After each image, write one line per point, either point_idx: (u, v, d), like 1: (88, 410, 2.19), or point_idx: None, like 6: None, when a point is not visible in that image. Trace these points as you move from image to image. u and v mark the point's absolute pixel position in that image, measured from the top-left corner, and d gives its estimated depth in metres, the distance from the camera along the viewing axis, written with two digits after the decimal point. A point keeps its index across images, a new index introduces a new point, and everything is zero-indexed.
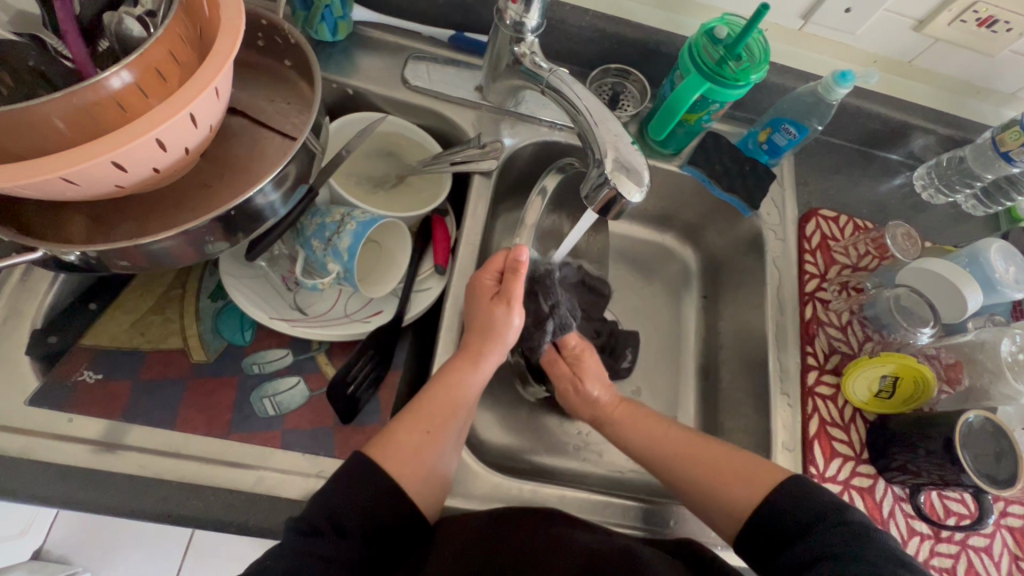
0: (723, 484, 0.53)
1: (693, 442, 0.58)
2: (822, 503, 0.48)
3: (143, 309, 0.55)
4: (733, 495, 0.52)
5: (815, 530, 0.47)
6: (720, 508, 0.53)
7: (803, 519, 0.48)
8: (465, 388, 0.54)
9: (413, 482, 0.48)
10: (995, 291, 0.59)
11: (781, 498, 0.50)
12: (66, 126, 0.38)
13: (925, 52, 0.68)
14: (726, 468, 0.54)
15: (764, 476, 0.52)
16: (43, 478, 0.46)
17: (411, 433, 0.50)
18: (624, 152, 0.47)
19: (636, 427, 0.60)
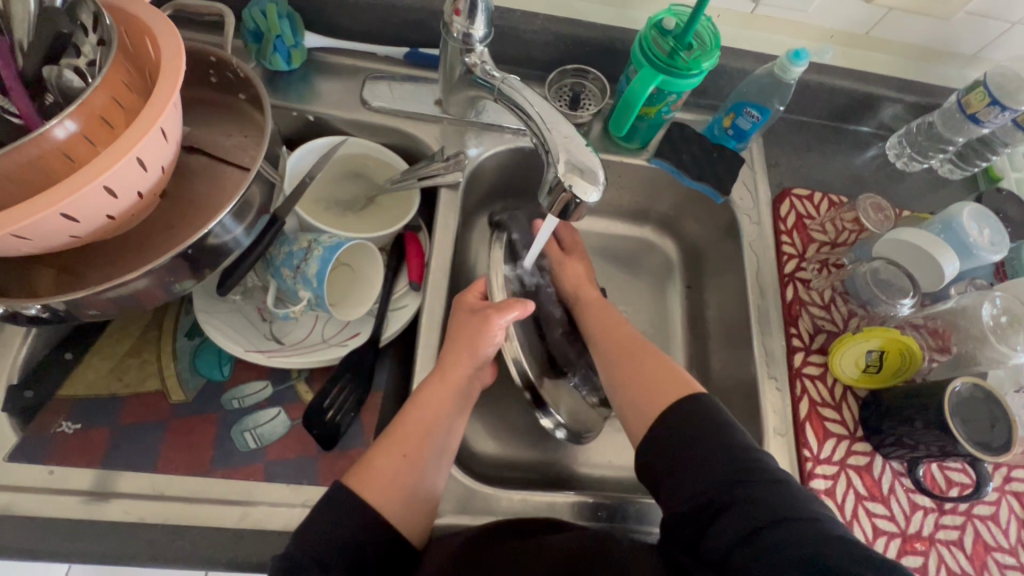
0: (642, 393, 0.55)
1: (659, 363, 0.57)
2: (722, 423, 0.49)
3: (119, 354, 0.55)
4: (644, 403, 0.54)
5: (718, 449, 0.46)
6: (634, 409, 0.55)
7: (692, 438, 0.48)
8: (435, 408, 0.54)
9: (391, 502, 0.48)
10: (972, 256, 0.58)
11: (679, 410, 0.50)
12: (15, 183, 0.39)
13: (881, 22, 0.68)
14: (660, 379, 0.55)
15: (684, 385, 0.54)
16: (28, 533, 0.46)
17: (388, 454, 0.50)
18: (575, 152, 0.47)
19: (598, 316, 0.65)
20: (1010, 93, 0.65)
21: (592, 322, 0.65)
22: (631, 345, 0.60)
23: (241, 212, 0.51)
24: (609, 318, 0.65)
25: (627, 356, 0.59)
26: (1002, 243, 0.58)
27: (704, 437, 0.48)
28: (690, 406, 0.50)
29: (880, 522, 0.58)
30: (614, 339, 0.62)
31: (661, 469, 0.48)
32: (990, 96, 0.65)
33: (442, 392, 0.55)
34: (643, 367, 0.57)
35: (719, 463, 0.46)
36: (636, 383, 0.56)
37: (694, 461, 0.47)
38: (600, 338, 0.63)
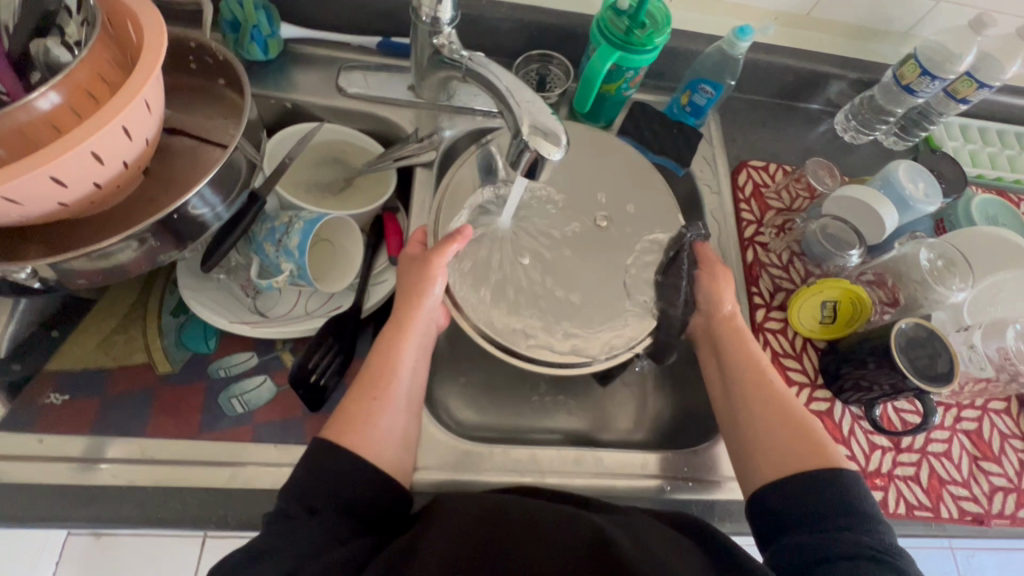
0: (778, 436, 0.52)
1: (798, 419, 0.53)
2: (856, 508, 0.45)
3: (106, 331, 0.57)
4: (779, 452, 0.51)
5: (835, 522, 0.45)
6: (761, 451, 0.52)
7: (821, 500, 0.46)
8: (395, 354, 0.55)
9: (373, 450, 0.49)
10: (909, 207, 0.64)
11: (804, 485, 0.47)
12: (4, 151, 0.41)
13: (820, 3, 0.73)
14: (804, 438, 0.51)
15: (824, 457, 0.49)
16: (18, 500, 0.47)
17: (356, 404, 0.51)
18: (539, 117, 0.50)
19: (739, 350, 0.60)
20: (938, 64, 0.70)
21: (735, 351, 0.60)
22: (771, 391, 0.56)
23: (222, 187, 0.53)
24: (751, 353, 0.59)
25: (766, 403, 0.55)
26: (936, 195, 0.64)
27: (827, 510, 0.46)
28: (818, 482, 0.47)
29: (842, 461, 0.61)
30: (756, 379, 0.57)
31: (773, 524, 0.48)
32: (920, 67, 0.71)
33: (401, 343, 0.55)
34: (786, 412, 0.54)
35: (827, 527, 0.45)
36: (766, 434, 0.53)
37: (805, 527, 0.45)
38: (728, 363, 0.59)
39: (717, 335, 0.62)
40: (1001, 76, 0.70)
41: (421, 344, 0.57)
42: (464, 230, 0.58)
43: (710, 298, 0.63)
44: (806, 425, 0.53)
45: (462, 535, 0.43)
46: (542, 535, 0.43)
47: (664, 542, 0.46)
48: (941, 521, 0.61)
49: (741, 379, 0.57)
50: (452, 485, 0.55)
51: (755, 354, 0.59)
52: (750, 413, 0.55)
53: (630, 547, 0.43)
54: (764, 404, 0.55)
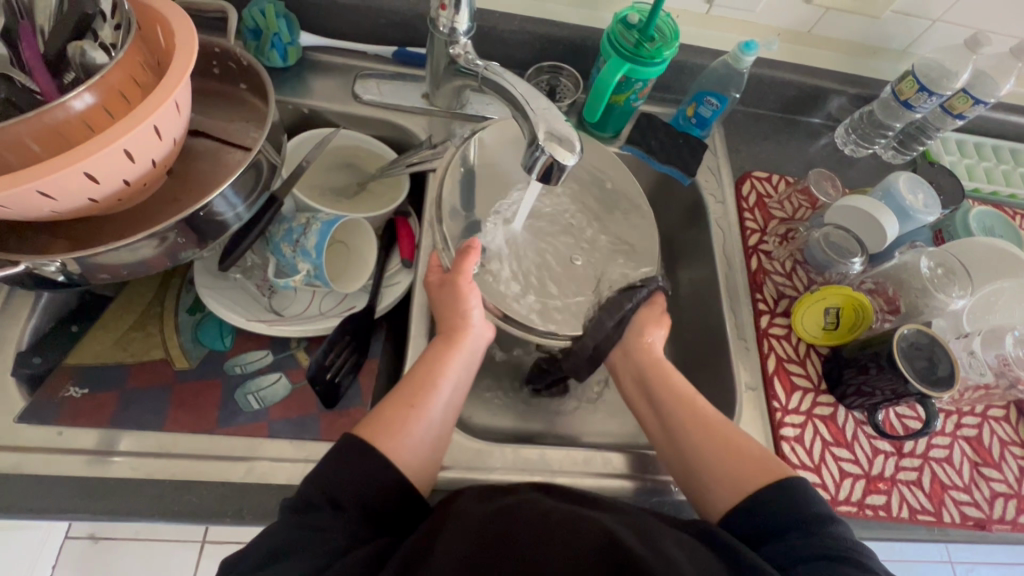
0: (723, 468, 0.52)
1: (734, 439, 0.54)
2: (808, 511, 0.46)
3: (124, 327, 0.58)
4: (731, 480, 0.51)
5: (801, 530, 0.45)
6: (713, 487, 0.52)
7: (782, 515, 0.46)
8: (439, 369, 0.56)
9: (406, 456, 0.49)
10: (909, 217, 0.66)
11: (757, 507, 0.48)
12: (41, 148, 0.42)
13: (820, 22, 0.76)
14: (747, 457, 0.52)
15: (768, 472, 0.50)
16: (38, 492, 0.47)
17: (397, 411, 0.52)
18: (555, 124, 0.52)
19: (662, 380, 0.60)
20: (935, 81, 0.73)
21: (659, 387, 0.60)
22: (704, 416, 0.56)
23: (244, 188, 0.54)
24: (674, 381, 0.60)
25: (705, 432, 0.55)
26: (936, 205, 0.66)
27: (792, 522, 0.46)
28: (778, 494, 0.48)
29: (845, 465, 0.62)
30: (690, 413, 0.57)
31: (742, 548, 0.47)
32: (919, 83, 0.73)
33: (446, 356, 0.57)
34: (722, 435, 0.54)
35: (796, 538, 0.44)
36: (709, 465, 0.53)
37: (780, 539, 0.45)
38: (650, 389, 0.60)
39: (643, 372, 0.62)
40: (995, 93, 0.73)
41: (469, 360, 0.59)
42: (475, 243, 0.59)
43: (631, 337, 0.64)
44: (744, 441, 0.54)
45: (472, 538, 0.43)
46: (558, 537, 0.43)
47: (676, 541, 0.45)
48: (943, 526, 0.62)
49: (682, 416, 0.57)
50: (464, 483, 0.56)
51: (682, 386, 0.59)
52: (687, 448, 0.55)
53: (643, 549, 0.42)
54: (705, 437, 0.54)
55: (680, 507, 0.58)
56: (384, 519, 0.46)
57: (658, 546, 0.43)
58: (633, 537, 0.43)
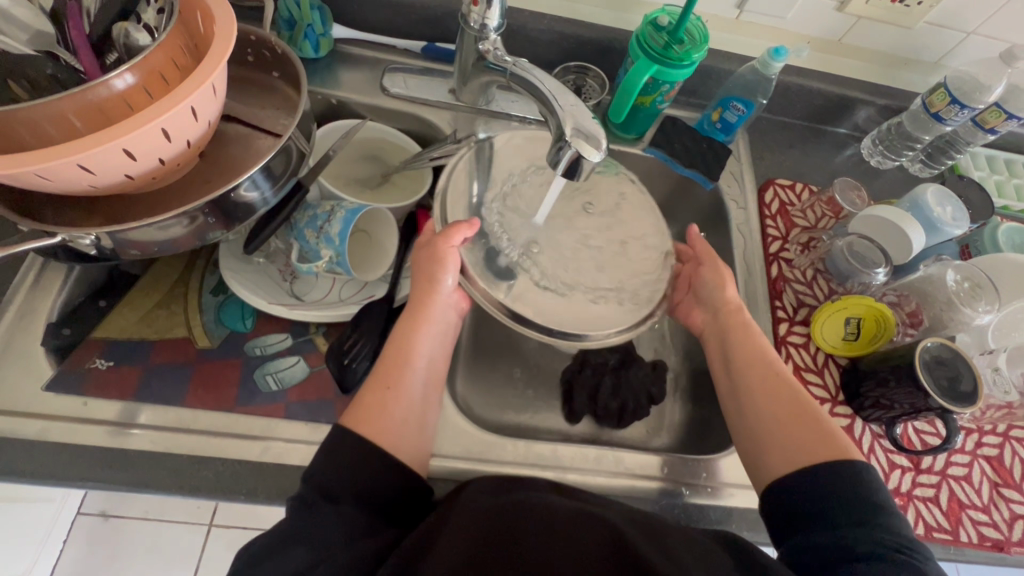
0: (788, 436, 0.51)
1: (808, 414, 0.52)
2: (866, 500, 0.45)
3: (149, 305, 0.59)
4: (794, 449, 0.50)
5: (848, 517, 0.44)
6: (768, 453, 0.52)
7: (834, 500, 0.45)
8: (411, 342, 0.55)
9: (391, 439, 0.49)
10: (936, 229, 0.65)
11: (798, 483, 0.47)
12: (83, 124, 0.44)
13: (851, 31, 0.75)
14: (815, 434, 0.50)
15: (832, 451, 0.49)
16: (62, 460, 0.48)
17: (371, 393, 0.51)
18: (582, 120, 0.52)
19: (739, 333, 0.60)
20: (967, 93, 0.72)
21: (736, 340, 0.60)
22: (780, 382, 0.55)
23: (273, 173, 0.55)
24: (749, 337, 0.59)
25: (774, 395, 0.55)
26: (964, 219, 0.65)
27: (836, 506, 0.45)
28: (821, 478, 0.46)
29: None
30: (758, 370, 0.57)
31: (787, 519, 0.47)
32: (950, 96, 0.72)
33: (417, 330, 0.56)
34: (799, 407, 0.53)
35: (842, 523, 0.44)
36: (769, 426, 0.53)
37: (822, 522, 0.44)
38: (724, 339, 0.61)
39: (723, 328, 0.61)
40: None
41: (443, 326, 0.59)
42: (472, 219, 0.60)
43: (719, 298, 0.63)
44: (807, 413, 0.53)
45: (484, 526, 0.43)
46: (566, 530, 0.43)
47: (688, 548, 0.45)
48: (959, 545, 0.61)
49: (749, 374, 0.57)
50: (473, 474, 0.56)
51: (757, 343, 0.59)
52: (747, 407, 0.55)
53: (646, 545, 0.43)
54: (764, 400, 0.54)
55: (691, 510, 0.58)
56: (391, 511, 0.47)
57: (667, 547, 0.43)
58: (638, 533, 0.44)
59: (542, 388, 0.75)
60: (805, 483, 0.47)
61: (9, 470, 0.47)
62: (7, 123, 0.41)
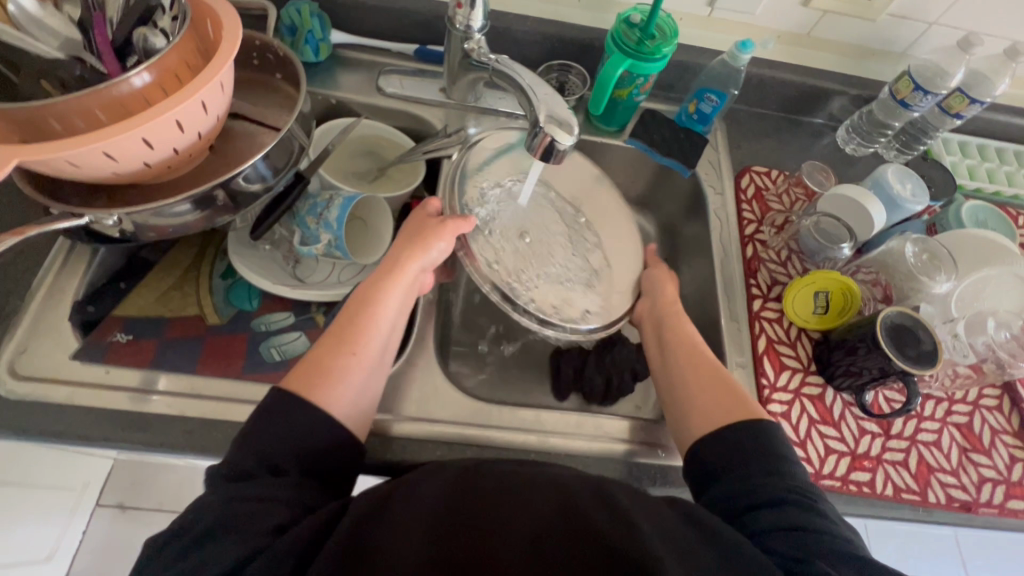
0: (707, 403, 0.55)
1: (727, 385, 0.56)
2: (783, 461, 0.48)
3: (165, 287, 0.65)
4: (712, 415, 0.54)
5: (756, 469, 0.47)
6: (691, 420, 0.55)
7: (749, 461, 0.48)
8: (377, 310, 0.57)
9: (344, 405, 0.51)
10: (897, 207, 0.69)
11: (713, 444, 0.51)
12: (107, 117, 0.49)
13: (819, 24, 0.80)
14: (730, 401, 0.55)
15: (745, 414, 0.53)
16: (86, 421, 0.53)
17: (333, 355, 0.53)
18: (555, 108, 0.57)
19: (673, 319, 0.66)
20: (930, 80, 0.76)
21: (673, 326, 0.65)
22: (704, 358, 0.60)
23: (275, 163, 0.60)
24: (678, 323, 0.65)
25: (699, 370, 0.59)
26: (923, 195, 0.69)
27: (743, 460, 0.48)
28: (731, 435, 0.50)
29: (831, 442, 0.64)
30: (687, 351, 0.62)
31: (710, 476, 0.50)
32: (914, 83, 0.76)
33: (382, 300, 0.58)
34: (720, 378, 0.57)
35: (750, 475, 0.47)
36: (692, 395, 0.57)
37: (730, 476, 0.48)
38: (657, 325, 0.67)
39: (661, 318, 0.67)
40: (991, 93, 0.75)
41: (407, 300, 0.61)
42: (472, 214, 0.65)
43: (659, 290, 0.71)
44: (726, 383, 0.57)
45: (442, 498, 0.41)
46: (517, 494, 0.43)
47: (643, 510, 0.42)
48: (928, 506, 0.63)
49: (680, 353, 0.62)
50: (463, 437, 0.60)
51: (688, 328, 0.65)
52: (676, 379, 0.59)
53: (602, 514, 0.40)
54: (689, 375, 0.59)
55: (668, 471, 0.61)
56: (334, 481, 0.47)
57: (620, 510, 0.41)
58: (594, 502, 0.41)
59: (531, 367, 0.79)
60: (721, 444, 0.50)
61: (41, 431, 0.52)
62: (43, 115, 0.47)
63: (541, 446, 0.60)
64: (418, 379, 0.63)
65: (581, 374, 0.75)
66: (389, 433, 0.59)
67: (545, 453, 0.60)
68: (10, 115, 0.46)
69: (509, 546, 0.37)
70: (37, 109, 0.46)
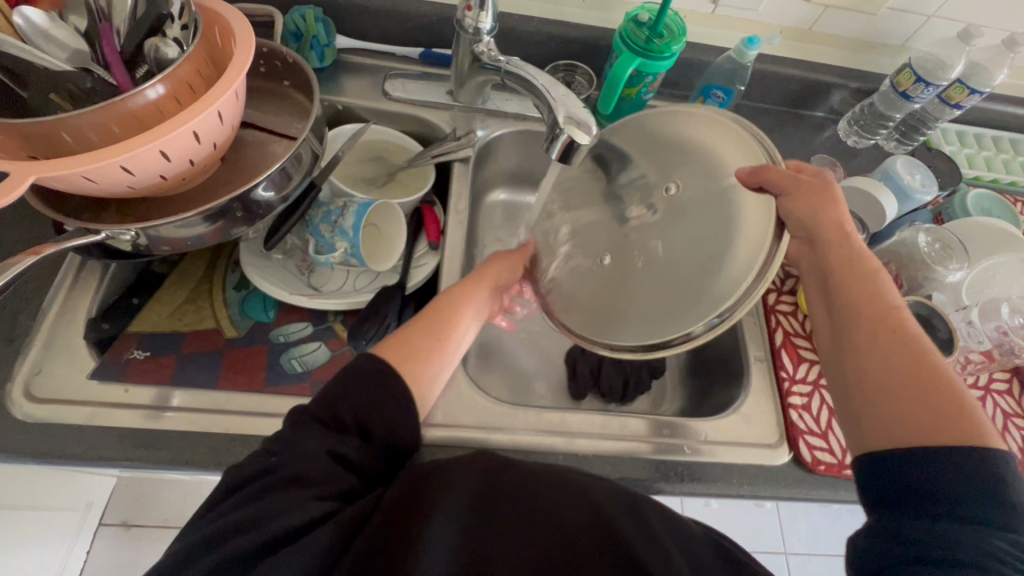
0: (901, 405, 0.40)
1: (931, 379, 0.41)
2: (986, 496, 0.36)
3: (179, 301, 0.64)
4: (910, 419, 0.40)
5: (959, 509, 0.35)
6: (882, 426, 0.41)
7: (949, 491, 0.36)
8: (458, 310, 0.58)
9: (424, 385, 0.50)
10: (907, 196, 0.71)
11: (902, 462, 0.38)
12: (121, 130, 0.48)
13: (821, 19, 0.81)
14: (938, 402, 0.39)
15: (960, 425, 0.38)
16: (107, 442, 0.52)
17: (424, 337, 0.53)
18: (573, 109, 0.57)
19: (852, 279, 0.47)
20: (930, 72, 0.77)
21: (850, 291, 0.47)
22: (904, 339, 0.43)
23: (291, 171, 0.59)
24: (863, 285, 0.46)
25: (892, 358, 0.42)
26: (933, 185, 0.71)
27: (937, 487, 0.37)
28: (923, 452, 0.38)
29: None
30: (878, 327, 0.44)
31: (888, 501, 0.38)
32: (915, 75, 0.77)
33: (463, 303, 0.59)
34: (922, 371, 0.41)
35: (955, 517, 0.35)
36: (891, 392, 0.41)
37: (920, 505, 0.37)
38: (831, 289, 0.48)
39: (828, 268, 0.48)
40: (990, 82, 0.77)
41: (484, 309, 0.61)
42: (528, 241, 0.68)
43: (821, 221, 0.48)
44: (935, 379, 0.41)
45: (468, 492, 0.42)
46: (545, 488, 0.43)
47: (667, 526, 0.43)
48: None
49: (879, 337, 0.44)
50: (490, 442, 0.59)
51: (889, 301, 0.45)
52: (867, 367, 0.43)
53: (632, 527, 0.40)
54: (872, 364, 0.43)
55: (695, 468, 0.62)
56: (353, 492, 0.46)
57: (658, 539, 0.40)
58: (623, 513, 0.42)
59: (548, 368, 0.79)
60: (905, 460, 0.38)
61: (62, 453, 0.51)
62: (57, 130, 0.46)
63: (568, 448, 0.60)
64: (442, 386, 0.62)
65: (598, 373, 0.75)
66: None
67: (572, 454, 0.60)
68: (22, 131, 0.45)
69: (528, 535, 0.39)
70: (51, 125, 0.45)
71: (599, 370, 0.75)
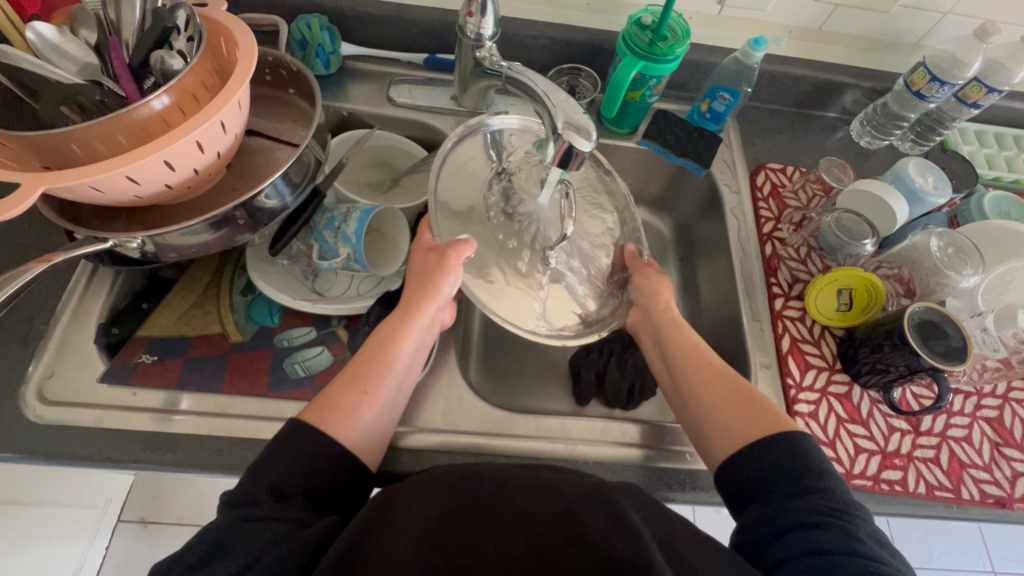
0: (723, 416, 0.53)
1: (739, 390, 0.55)
2: (811, 470, 0.46)
3: (186, 305, 0.65)
4: (737, 425, 0.52)
5: (795, 488, 0.45)
6: (720, 435, 0.52)
7: (779, 470, 0.47)
8: (394, 342, 0.57)
9: (358, 440, 0.50)
10: (919, 199, 0.69)
11: (738, 460, 0.49)
12: (128, 142, 0.49)
13: (830, 18, 0.79)
14: (748, 410, 0.52)
15: (773, 423, 0.50)
16: (113, 444, 0.53)
17: (346, 392, 0.52)
18: (573, 115, 0.56)
19: (677, 335, 0.62)
20: (946, 71, 0.75)
21: (673, 341, 0.62)
22: (713, 368, 0.58)
23: (293, 179, 0.60)
24: (685, 335, 0.62)
25: (714, 387, 0.56)
26: (947, 188, 0.69)
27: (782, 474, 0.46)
28: (757, 448, 0.48)
29: (860, 441, 0.63)
30: (703, 368, 0.58)
31: (744, 491, 0.48)
32: (930, 74, 0.75)
33: (403, 333, 0.57)
34: (729, 388, 0.55)
35: (792, 493, 0.45)
36: (715, 409, 0.54)
37: (769, 495, 0.46)
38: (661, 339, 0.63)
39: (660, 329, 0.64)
40: (1009, 81, 0.74)
41: (427, 330, 0.60)
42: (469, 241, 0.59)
43: (654, 304, 0.66)
44: (745, 389, 0.55)
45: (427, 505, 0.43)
46: (513, 497, 0.45)
47: (634, 504, 0.45)
48: (961, 503, 0.62)
49: (695, 370, 0.58)
50: (489, 448, 0.59)
51: (698, 344, 0.61)
52: (697, 403, 0.56)
53: (594, 515, 0.42)
54: (696, 389, 0.56)
55: (699, 476, 0.61)
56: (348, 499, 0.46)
57: (629, 525, 0.40)
58: (596, 510, 0.43)
59: (551, 372, 0.79)
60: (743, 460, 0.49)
61: (70, 455, 0.53)
62: (65, 142, 0.47)
63: (567, 454, 0.60)
64: (442, 391, 0.62)
65: (602, 381, 0.74)
66: (416, 445, 0.58)
67: (572, 460, 0.60)
68: (31, 143, 0.47)
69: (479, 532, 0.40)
70: (60, 137, 0.46)
71: (603, 376, 0.75)
